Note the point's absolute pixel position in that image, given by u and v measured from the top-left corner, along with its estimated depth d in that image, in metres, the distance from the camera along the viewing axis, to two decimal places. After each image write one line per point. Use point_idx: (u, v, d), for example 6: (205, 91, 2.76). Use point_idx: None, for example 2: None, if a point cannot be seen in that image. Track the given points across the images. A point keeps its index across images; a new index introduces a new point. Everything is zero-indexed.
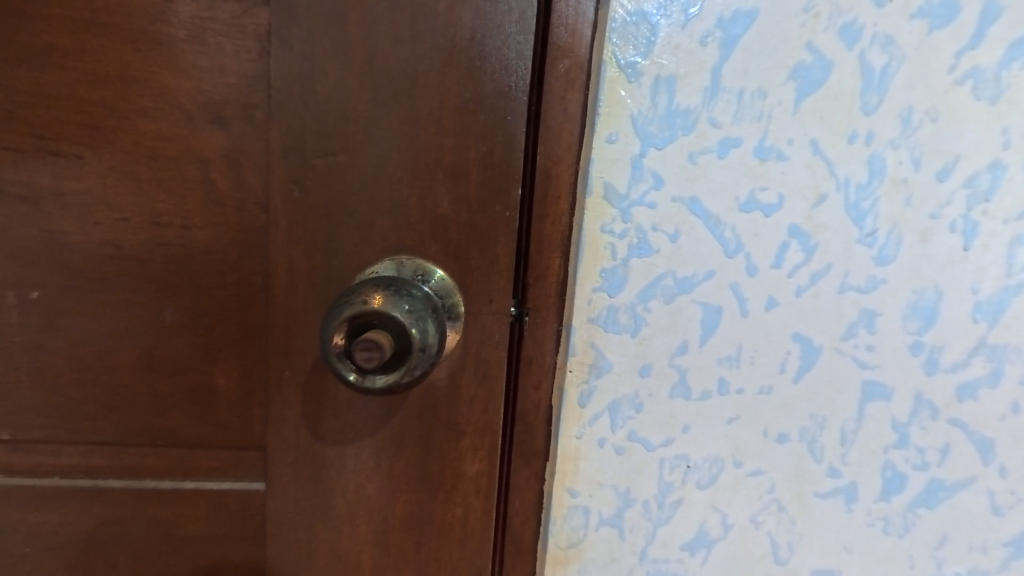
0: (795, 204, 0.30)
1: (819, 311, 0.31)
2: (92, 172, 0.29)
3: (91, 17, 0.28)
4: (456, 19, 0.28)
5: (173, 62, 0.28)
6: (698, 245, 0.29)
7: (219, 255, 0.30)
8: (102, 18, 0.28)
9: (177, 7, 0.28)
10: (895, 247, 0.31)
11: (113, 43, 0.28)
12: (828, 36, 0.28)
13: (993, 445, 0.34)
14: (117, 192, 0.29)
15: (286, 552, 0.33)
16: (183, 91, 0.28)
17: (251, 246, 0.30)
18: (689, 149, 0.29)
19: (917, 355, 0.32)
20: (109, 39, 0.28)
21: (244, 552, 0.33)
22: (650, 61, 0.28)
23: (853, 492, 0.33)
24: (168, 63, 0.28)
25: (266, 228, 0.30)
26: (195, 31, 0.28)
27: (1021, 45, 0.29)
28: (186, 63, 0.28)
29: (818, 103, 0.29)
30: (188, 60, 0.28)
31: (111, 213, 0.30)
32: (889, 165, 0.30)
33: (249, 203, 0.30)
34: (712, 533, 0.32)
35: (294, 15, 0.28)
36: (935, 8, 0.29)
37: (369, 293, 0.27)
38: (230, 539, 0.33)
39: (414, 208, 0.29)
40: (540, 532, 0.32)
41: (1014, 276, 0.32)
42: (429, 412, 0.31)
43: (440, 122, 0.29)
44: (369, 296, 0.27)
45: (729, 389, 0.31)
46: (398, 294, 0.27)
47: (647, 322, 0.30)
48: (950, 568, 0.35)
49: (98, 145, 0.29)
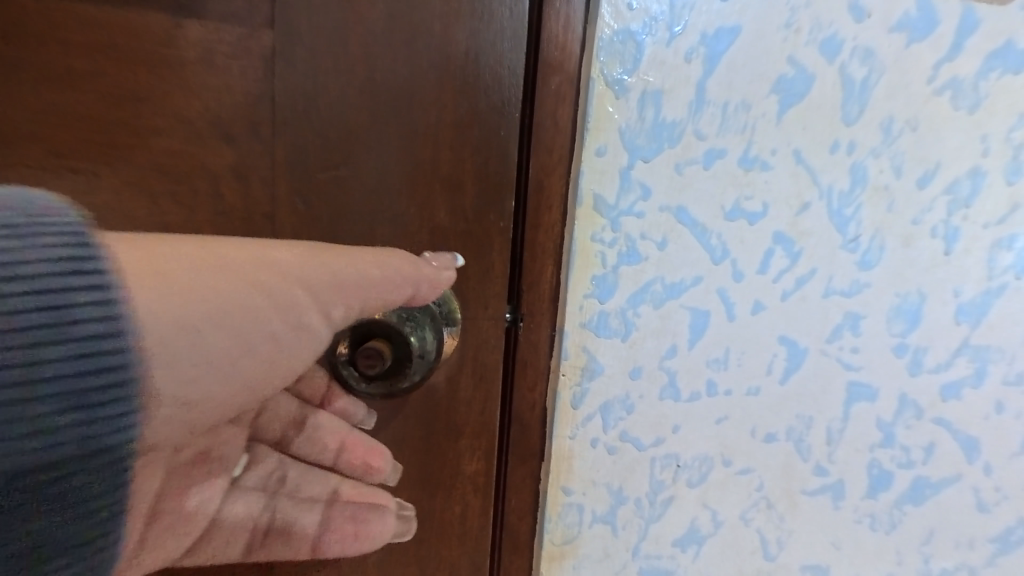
0: (780, 211, 0.31)
1: (805, 314, 0.32)
2: (107, 187, 0.31)
3: (106, 41, 0.29)
4: (451, 38, 0.29)
5: (182, 82, 0.30)
6: (686, 252, 0.31)
7: None
8: (117, 42, 0.29)
9: (188, 31, 0.29)
10: (878, 252, 0.32)
11: (126, 65, 0.30)
12: (810, 49, 0.29)
13: (978, 443, 0.35)
14: (130, 206, 0.31)
15: None
16: (192, 109, 0.30)
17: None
18: (675, 160, 0.30)
19: (901, 356, 0.33)
20: (122, 61, 0.30)
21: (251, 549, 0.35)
22: (636, 77, 0.29)
23: (840, 489, 0.34)
24: (178, 84, 0.30)
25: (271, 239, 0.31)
26: (204, 53, 0.29)
27: (998, 57, 0.30)
28: (195, 83, 0.30)
29: (801, 114, 0.30)
30: (197, 80, 0.30)
31: (125, 226, 0.31)
32: (871, 174, 0.31)
33: (255, 215, 0.31)
34: (702, 530, 0.34)
35: (297, 38, 0.29)
36: (914, 21, 0.30)
37: None
38: None
39: (412, 218, 0.31)
40: (536, 528, 0.34)
41: (995, 279, 0.33)
42: (428, 414, 0.32)
43: (437, 136, 0.30)
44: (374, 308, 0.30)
45: (717, 390, 0.32)
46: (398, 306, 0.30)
47: (637, 327, 0.31)
48: (937, 564, 0.36)
49: (113, 162, 0.30)
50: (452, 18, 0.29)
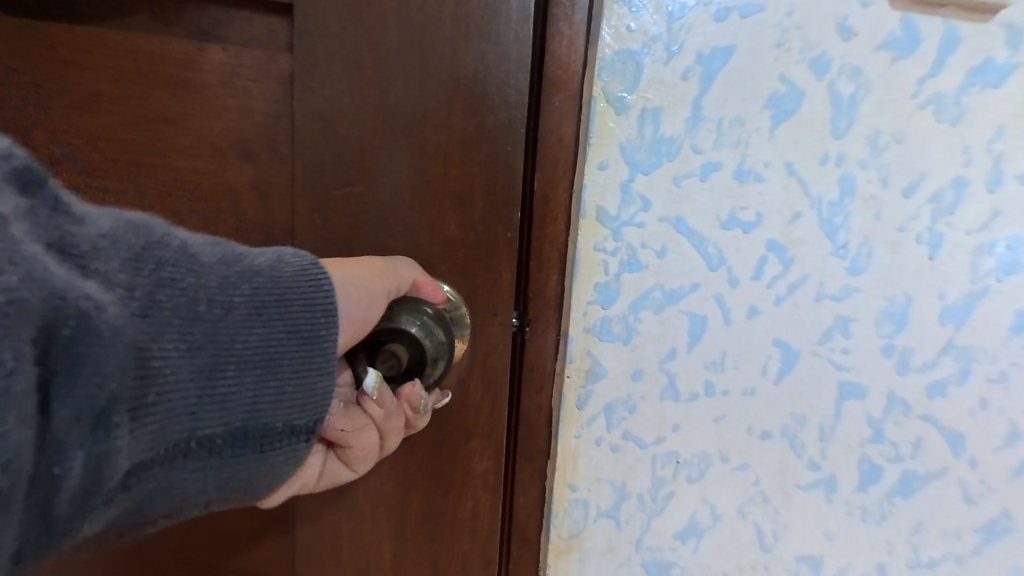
0: (773, 220, 0.32)
1: (797, 318, 0.34)
2: (132, 205, 0.32)
3: (132, 65, 0.31)
4: (460, 60, 0.31)
5: (204, 104, 0.31)
6: (684, 260, 0.32)
7: None
8: (142, 66, 0.31)
9: (209, 54, 0.31)
10: (866, 258, 0.33)
11: (151, 89, 0.31)
12: (800, 67, 0.31)
13: (963, 439, 0.37)
14: None
15: (312, 546, 0.36)
16: (214, 130, 0.31)
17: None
18: (674, 174, 0.31)
19: (889, 356, 0.35)
20: (148, 85, 0.31)
21: (271, 548, 0.36)
22: (636, 95, 0.30)
23: (833, 484, 0.36)
24: (200, 106, 0.31)
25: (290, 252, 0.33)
26: (224, 76, 0.31)
27: (978, 73, 0.32)
28: (216, 105, 0.31)
29: (792, 129, 0.32)
30: (218, 102, 0.31)
31: None
32: (859, 184, 0.32)
33: (275, 229, 0.33)
34: (702, 524, 0.35)
35: (313, 61, 0.31)
36: (899, 40, 0.31)
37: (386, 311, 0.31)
38: (257, 537, 0.36)
39: (424, 231, 0.32)
40: (543, 523, 0.35)
41: (978, 282, 0.35)
42: (441, 416, 0.34)
43: (447, 153, 0.32)
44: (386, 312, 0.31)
45: (714, 391, 0.34)
46: (411, 310, 0.31)
47: (638, 331, 0.33)
48: (926, 553, 0.38)
49: (137, 181, 0.32)
50: (462, 42, 0.30)
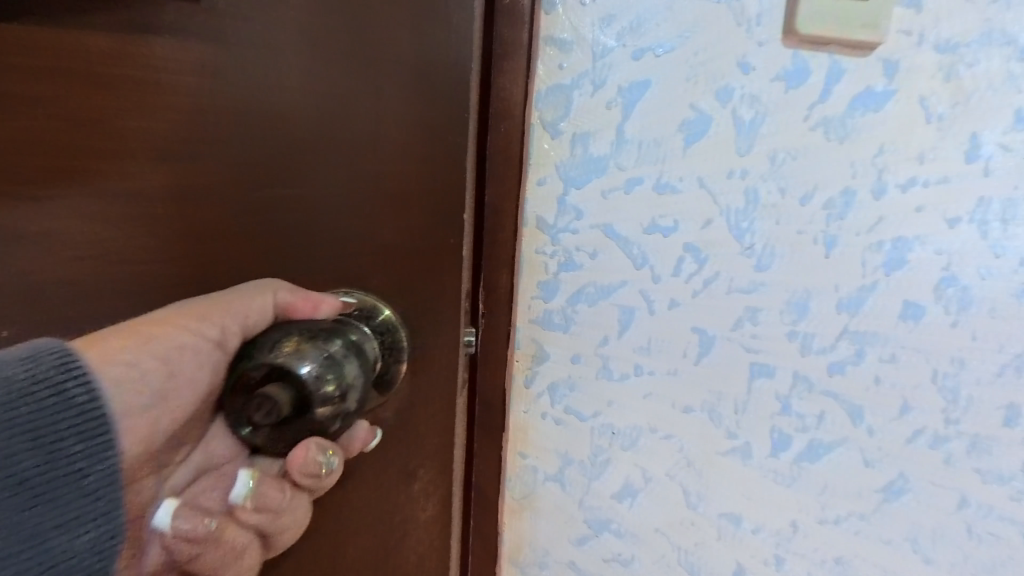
0: (689, 226, 0.38)
1: (713, 308, 0.39)
2: (93, 197, 0.34)
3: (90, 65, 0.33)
4: (387, 61, 0.34)
5: (158, 100, 0.33)
6: (614, 261, 0.38)
7: (202, 260, 0.36)
8: (99, 66, 0.33)
9: (185, 51, 0.33)
10: (771, 257, 0.39)
11: (109, 87, 0.33)
12: (707, 97, 0.37)
13: (861, 411, 0.43)
14: (114, 213, 0.35)
15: None
16: (165, 123, 0.34)
17: (225, 252, 0.36)
18: (602, 188, 0.37)
19: (793, 340, 0.41)
20: (105, 85, 0.33)
21: None
22: (569, 123, 0.37)
23: (748, 450, 0.42)
24: (156, 102, 0.33)
25: (237, 234, 0.36)
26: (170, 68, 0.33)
27: (859, 99, 0.38)
28: (167, 100, 0.34)
29: (702, 148, 0.37)
30: (168, 96, 0.33)
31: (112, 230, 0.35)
32: (762, 194, 0.38)
33: (221, 212, 0.36)
34: (636, 485, 0.41)
35: (248, 56, 0.33)
36: (791, 73, 0.37)
37: (292, 345, 0.33)
38: None
39: (363, 217, 0.36)
40: (502, 486, 0.42)
41: (868, 276, 0.41)
42: (409, 403, 0.39)
43: (382, 149, 0.36)
44: (285, 346, 0.33)
45: (643, 371, 0.40)
46: (318, 347, 0.33)
47: (576, 321, 0.39)
48: (833, 511, 0.44)
49: (97, 174, 0.34)
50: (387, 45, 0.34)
